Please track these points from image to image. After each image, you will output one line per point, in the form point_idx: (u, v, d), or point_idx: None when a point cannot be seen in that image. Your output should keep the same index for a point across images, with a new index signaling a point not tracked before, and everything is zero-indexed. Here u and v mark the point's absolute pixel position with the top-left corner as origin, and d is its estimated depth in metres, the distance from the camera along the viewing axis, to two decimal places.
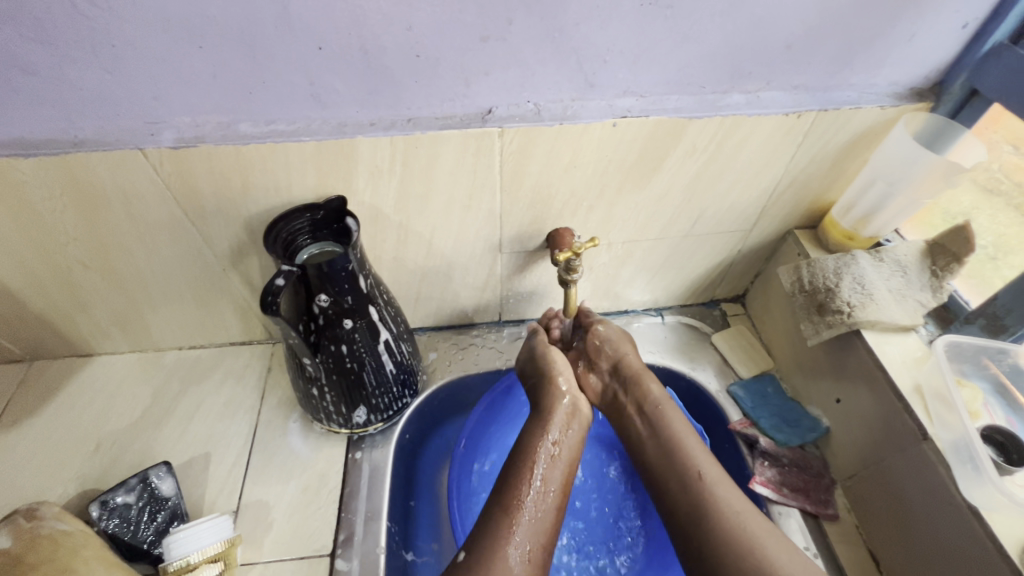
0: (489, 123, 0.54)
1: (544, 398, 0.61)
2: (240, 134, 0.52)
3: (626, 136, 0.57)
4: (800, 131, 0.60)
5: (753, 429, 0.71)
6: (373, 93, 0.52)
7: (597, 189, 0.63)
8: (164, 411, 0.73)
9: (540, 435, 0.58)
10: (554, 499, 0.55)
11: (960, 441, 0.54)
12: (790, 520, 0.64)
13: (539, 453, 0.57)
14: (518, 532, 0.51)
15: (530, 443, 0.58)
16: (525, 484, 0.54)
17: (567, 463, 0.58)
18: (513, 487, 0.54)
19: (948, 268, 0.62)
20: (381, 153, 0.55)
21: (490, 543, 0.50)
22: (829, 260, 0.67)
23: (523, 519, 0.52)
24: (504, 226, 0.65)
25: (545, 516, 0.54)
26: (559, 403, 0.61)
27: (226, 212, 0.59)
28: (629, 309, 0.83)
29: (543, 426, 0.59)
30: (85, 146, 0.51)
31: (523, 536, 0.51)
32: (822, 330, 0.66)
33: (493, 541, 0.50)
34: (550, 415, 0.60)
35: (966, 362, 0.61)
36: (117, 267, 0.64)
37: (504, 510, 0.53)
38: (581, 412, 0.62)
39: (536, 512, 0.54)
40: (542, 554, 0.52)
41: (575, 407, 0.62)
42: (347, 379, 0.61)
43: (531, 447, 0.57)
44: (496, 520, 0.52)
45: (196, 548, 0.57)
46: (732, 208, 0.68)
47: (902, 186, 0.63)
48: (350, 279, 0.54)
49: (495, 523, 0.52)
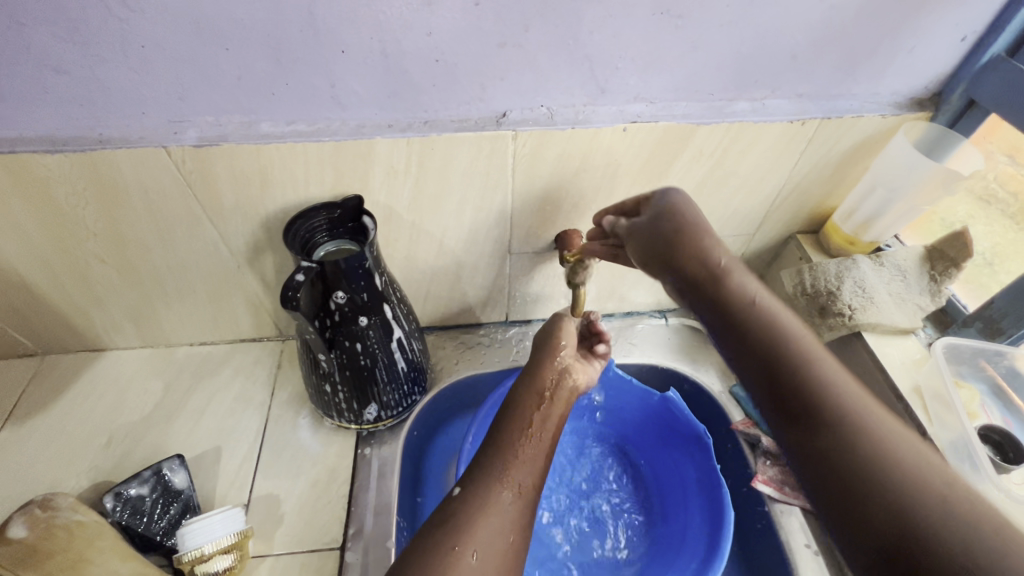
0: (503, 127, 0.56)
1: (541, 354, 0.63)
2: (261, 134, 0.54)
3: (635, 141, 0.59)
4: (803, 138, 0.61)
5: (756, 430, 0.73)
6: (392, 95, 0.53)
7: (607, 191, 0.64)
8: (175, 406, 0.74)
9: (539, 386, 0.59)
10: (546, 445, 0.56)
11: (959, 441, 0.56)
12: (792, 518, 0.66)
13: (540, 403, 0.58)
14: (512, 469, 0.52)
15: (529, 393, 0.58)
16: (517, 428, 0.55)
17: (556, 419, 0.59)
18: (507, 430, 0.55)
19: (946, 273, 0.64)
20: (398, 154, 0.56)
21: (486, 476, 0.51)
22: (830, 263, 0.67)
23: (518, 457, 0.53)
24: (514, 227, 0.67)
25: (537, 458, 0.54)
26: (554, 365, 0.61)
27: (244, 210, 0.60)
28: (633, 310, 0.85)
29: (530, 383, 0.60)
30: (110, 143, 0.53)
31: (516, 473, 0.52)
32: (824, 332, 0.67)
33: (490, 474, 0.51)
34: (538, 372, 0.61)
35: (963, 364, 0.63)
36: (134, 261, 0.65)
37: (497, 450, 0.53)
38: (573, 371, 0.63)
39: (530, 453, 0.54)
40: (534, 493, 0.52)
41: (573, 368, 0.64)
42: (359, 375, 0.62)
43: (522, 395, 0.58)
44: (490, 459, 0.52)
45: (209, 539, 0.58)
46: (736, 213, 0.70)
47: (901, 194, 0.65)
48: (366, 277, 0.55)
49: (491, 457, 0.52)
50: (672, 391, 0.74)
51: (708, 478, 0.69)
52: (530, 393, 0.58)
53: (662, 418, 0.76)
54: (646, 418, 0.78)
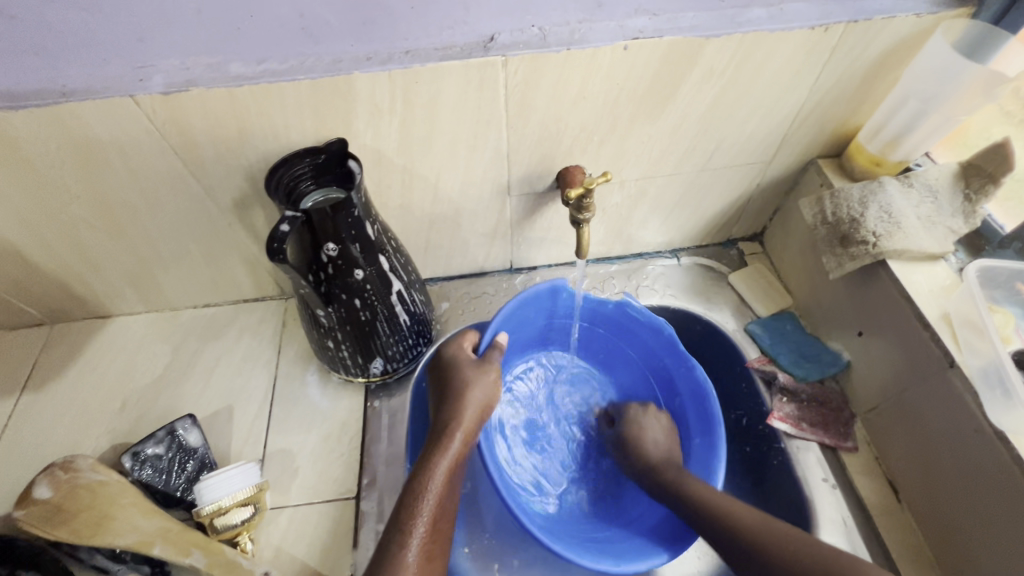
0: (491, 53, 0.51)
1: (453, 380, 0.60)
2: (232, 75, 0.50)
3: (638, 61, 0.54)
4: (827, 47, 0.55)
5: (772, 366, 0.71)
6: (368, 23, 0.48)
7: (608, 122, 0.60)
8: (184, 367, 0.74)
9: (447, 435, 0.56)
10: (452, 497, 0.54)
11: (990, 367, 0.53)
12: (809, 454, 0.66)
13: (449, 448, 0.55)
14: (415, 537, 0.50)
15: (436, 449, 0.55)
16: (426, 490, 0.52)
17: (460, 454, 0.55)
18: (415, 491, 0.52)
19: (983, 190, 0.59)
20: (380, 90, 0.52)
21: (396, 549, 0.49)
22: (854, 189, 0.64)
23: (423, 515, 0.51)
24: (512, 166, 0.63)
25: (444, 516, 0.53)
26: (468, 387, 0.59)
27: (226, 161, 0.57)
28: (642, 252, 0.81)
29: (447, 437, 0.56)
30: (74, 95, 0.49)
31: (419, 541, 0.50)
32: (845, 263, 0.64)
33: (395, 541, 0.49)
34: (458, 421, 0.57)
35: (998, 288, 0.59)
36: (123, 224, 0.63)
37: (400, 520, 0.51)
38: (490, 403, 0.59)
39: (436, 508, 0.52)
40: (435, 553, 0.51)
41: (483, 364, 0.61)
42: (361, 329, 0.61)
43: (437, 451, 0.55)
44: (392, 529, 0.50)
45: (226, 493, 0.59)
46: (751, 138, 0.65)
47: (937, 103, 0.59)
48: (356, 226, 0.52)
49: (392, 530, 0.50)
50: (664, 324, 0.69)
51: (698, 396, 0.69)
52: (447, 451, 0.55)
53: (623, 327, 0.74)
54: (611, 333, 0.76)
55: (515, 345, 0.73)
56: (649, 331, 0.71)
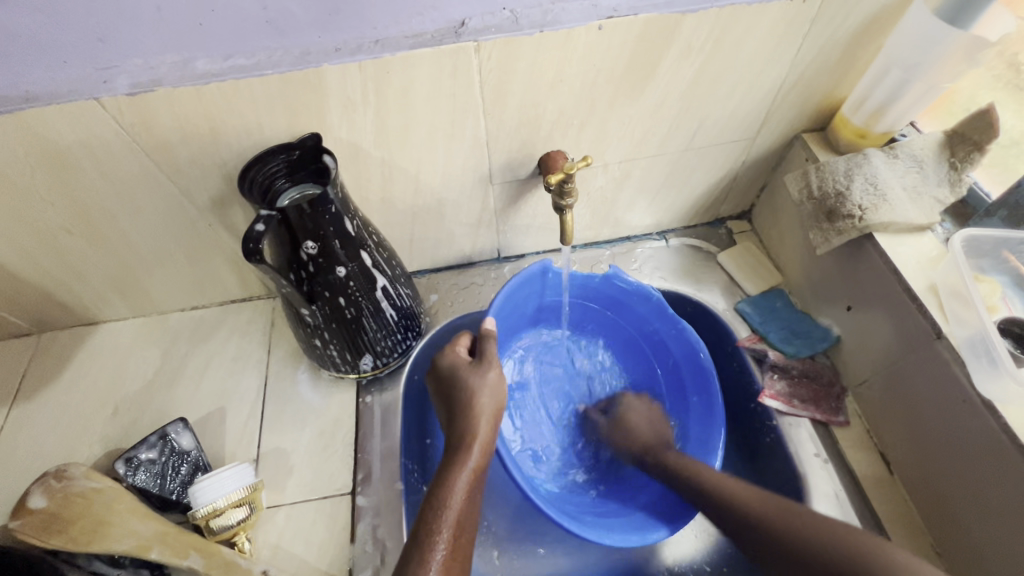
0: (462, 38, 0.50)
1: (457, 391, 0.59)
2: (198, 73, 0.48)
3: (614, 41, 0.53)
4: (807, 17, 0.54)
5: (762, 344, 0.71)
6: (334, 13, 0.46)
7: (586, 104, 0.59)
8: (174, 371, 0.74)
9: (461, 449, 0.56)
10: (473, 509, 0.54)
11: (976, 336, 0.52)
12: (800, 430, 0.66)
13: (467, 461, 0.55)
14: (439, 551, 0.49)
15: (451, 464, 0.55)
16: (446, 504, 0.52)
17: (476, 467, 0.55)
18: (433, 506, 0.52)
19: (968, 158, 0.59)
20: (351, 82, 0.51)
21: (419, 562, 0.48)
22: (840, 162, 0.63)
23: (445, 529, 0.50)
24: (492, 153, 0.62)
25: (466, 528, 0.52)
26: (479, 397, 0.58)
27: (200, 160, 0.56)
28: (631, 235, 0.81)
29: (464, 452, 0.56)
30: (38, 100, 0.48)
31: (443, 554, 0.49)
32: (832, 238, 0.63)
33: (418, 558, 0.48)
34: (472, 436, 0.56)
35: (985, 256, 0.59)
36: (100, 228, 0.62)
37: (422, 535, 0.50)
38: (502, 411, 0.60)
39: (458, 521, 0.51)
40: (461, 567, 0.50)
41: (483, 367, 0.60)
42: (347, 326, 0.61)
43: (454, 468, 0.55)
44: (414, 545, 0.49)
45: (220, 494, 0.59)
46: (734, 114, 0.64)
47: (921, 71, 0.57)
48: (335, 221, 0.52)
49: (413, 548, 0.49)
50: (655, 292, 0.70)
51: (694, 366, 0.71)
52: (464, 467, 0.54)
53: (616, 300, 0.75)
54: (603, 309, 0.77)
55: (507, 329, 0.72)
56: (639, 299, 0.72)
